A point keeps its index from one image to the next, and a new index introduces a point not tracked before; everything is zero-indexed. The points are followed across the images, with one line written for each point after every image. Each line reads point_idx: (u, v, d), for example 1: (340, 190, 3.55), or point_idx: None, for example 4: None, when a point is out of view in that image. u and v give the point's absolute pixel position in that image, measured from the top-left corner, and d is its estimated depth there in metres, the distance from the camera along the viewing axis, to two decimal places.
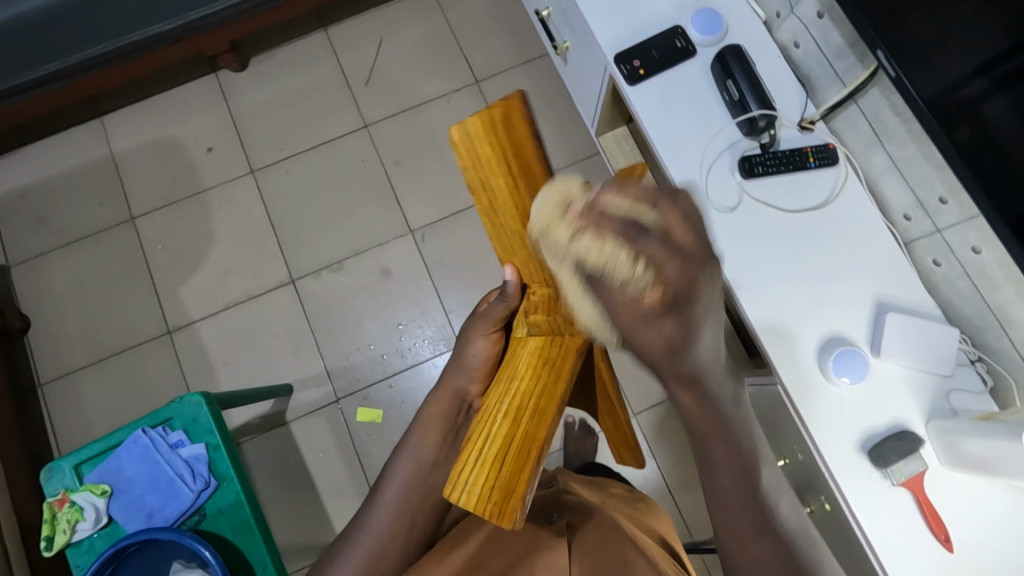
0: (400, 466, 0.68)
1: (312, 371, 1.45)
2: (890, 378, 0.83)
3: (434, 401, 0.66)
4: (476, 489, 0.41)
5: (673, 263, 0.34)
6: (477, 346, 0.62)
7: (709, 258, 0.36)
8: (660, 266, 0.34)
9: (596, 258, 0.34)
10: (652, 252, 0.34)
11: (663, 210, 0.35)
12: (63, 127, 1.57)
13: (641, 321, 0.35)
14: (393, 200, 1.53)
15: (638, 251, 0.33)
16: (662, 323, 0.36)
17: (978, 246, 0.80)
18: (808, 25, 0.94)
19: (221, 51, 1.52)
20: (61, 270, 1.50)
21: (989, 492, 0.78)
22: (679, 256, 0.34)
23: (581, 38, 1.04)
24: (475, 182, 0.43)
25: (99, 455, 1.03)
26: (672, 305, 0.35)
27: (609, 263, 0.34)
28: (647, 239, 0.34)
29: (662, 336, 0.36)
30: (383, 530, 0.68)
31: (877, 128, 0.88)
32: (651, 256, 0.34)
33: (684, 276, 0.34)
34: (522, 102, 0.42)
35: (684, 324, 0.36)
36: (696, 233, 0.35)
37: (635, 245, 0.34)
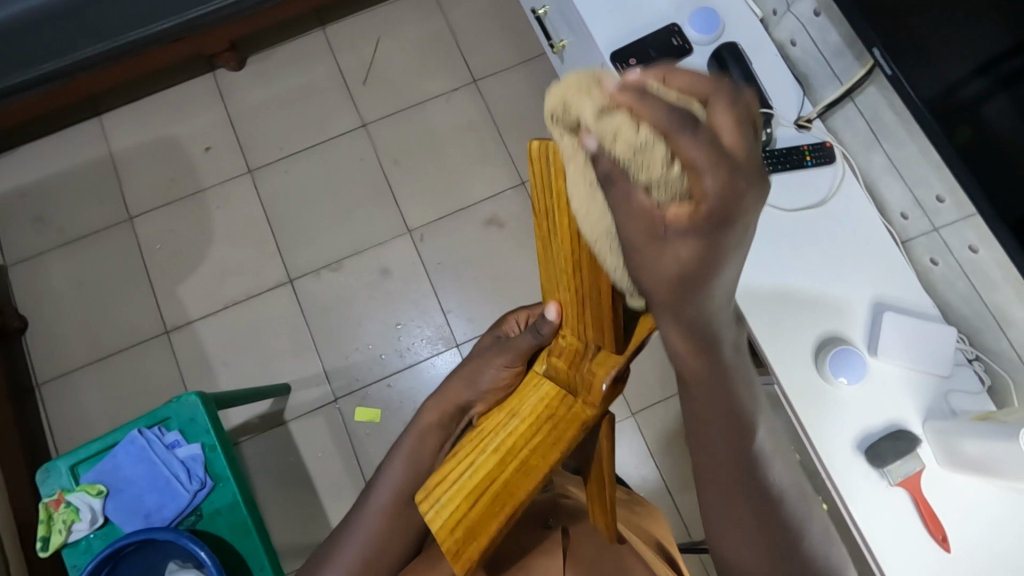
0: (394, 470, 0.67)
1: (310, 371, 1.45)
2: (887, 378, 0.82)
3: (432, 407, 0.68)
4: (443, 515, 0.41)
5: (711, 170, 0.32)
6: (492, 369, 0.61)
7: (756, 172, 0.34)
8: (695, 171, 0.32)
9: (620, 149, 0.32)
10: (688, 150, 0.32)
11: (712, 112, 0.33)
12: (62, 127, 1.57)
13: (655, 223, 0.33)
14: (392, 200, 1.53)
15: (671, 148, 0.32)
16: (673, 242, 0.34)
17: (976, 245, 0.79)
18: (805, 23, 0.93)
19: (220, 51, 1.52)
20: (59, 270, 1.50)
21: (986, 493, 0.78)
22: (716, 159, 0.32)
23: (579, 36, 1.04)
24: (542, 203, 0.38)
25: (96, 455, 1.03)
26: (700, 216, 0.33)
27: (644, 150, 0.32)
28: (688, 134, 0.32)
29: (676, 264, 0.34)
30: (374, 533, 0.66)
31: (875, 127, 0.88)
32: (687, 156, 0.32)
33: (722, 189, 0.32)
34: (618, 117, 0.37)
35: (704, 241, 0.34)
36: (748, 148, 0.33)
37: (673, 141, 0.32)
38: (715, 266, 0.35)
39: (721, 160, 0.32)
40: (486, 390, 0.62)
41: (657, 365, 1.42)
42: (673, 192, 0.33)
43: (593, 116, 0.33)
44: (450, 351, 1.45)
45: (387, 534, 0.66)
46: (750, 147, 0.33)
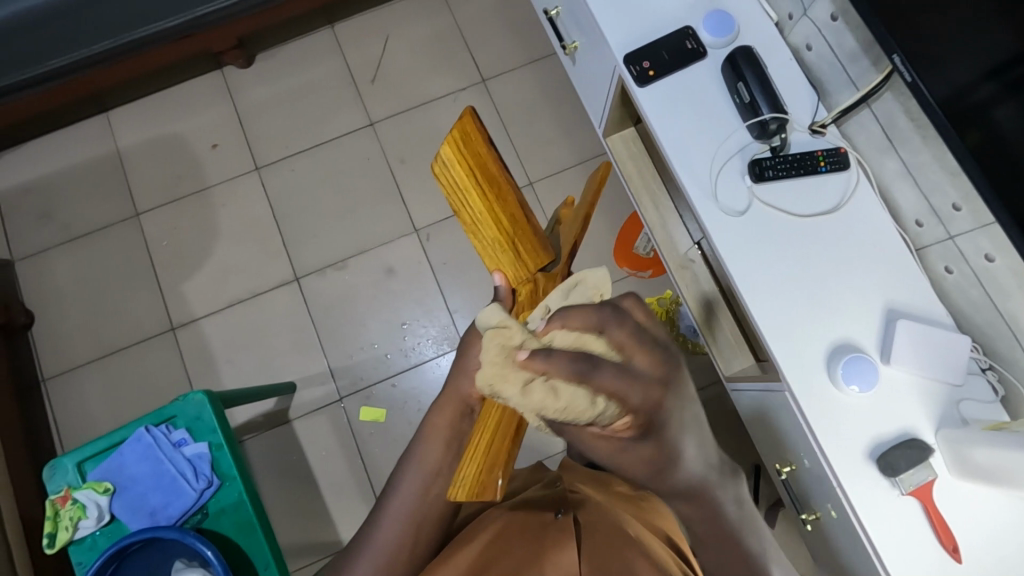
0: (408, 477, 0.62)
1: (315, 370, 1.45)
2: (899, 386, 0.82)
3: (439, 411, 0.59)
4: (460, 484, 0.43)
5: (635, 393, 0.35)
6: (481, 344, 0.55)
7: (666, 374, 0.37)
8: (620, 395, 0.34)
9: (556, 410, 0.33)
10: (609, 383, 0.33)
11: (613, 339, 0.36)
12: (68, 123, 1.56)
13: (603, 437, 0.37)
14: (398, 199, 1.53)
15: (595, 390, 0.33)
16: (614, 439, 0.38)
17: (992, 254, 0.79)
18: (821, 28, 0.92)
19: (228, 48, 1.52)
20: (65, 266, 1.50)
21: (999, 503, 0.77)
22: (631, 380, 0.34)
23: (590, 38, 1.03)
24: (461, 210, 0.40)
25: (102, 453, 1.02)
26: (632, 424, 0.37)
27: (572, 405, 0.32)
28: (602, 371, 0.33)
29: (626, 446, 0.38)
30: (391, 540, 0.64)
31: (890, 133, 0.87)
32: (612, 390, 0.34)
33: (644, 399, 0.35)
34: (472, 118, 0.38)
35: (643, 429, 0.37)
36: (653, 358, 0.36)
37: (590, 381, 0.33)
38: (654, 436, 0.39)
39: (637, 381, 0.35)
40: (475, 368, 0.55)
41: None
42: (609, 419, 0.34)
43: (519, 392, 0.33)
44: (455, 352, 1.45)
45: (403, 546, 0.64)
46: (652, 355, 0.37)
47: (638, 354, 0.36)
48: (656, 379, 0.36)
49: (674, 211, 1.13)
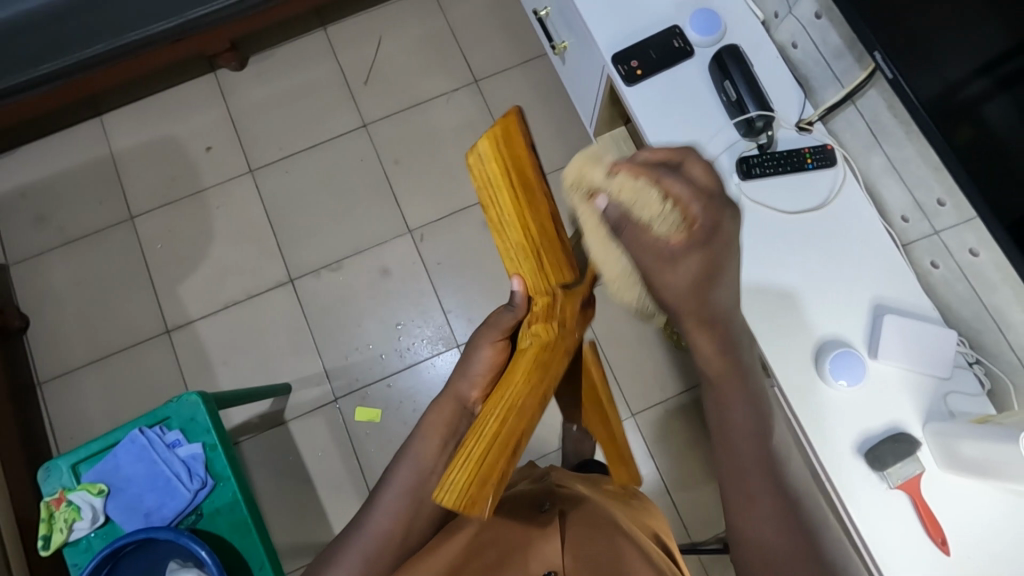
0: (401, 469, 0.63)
1: (310, 371, 1.45)
2: (886, 379, 0.82)
3: (437, 408, 0.62)
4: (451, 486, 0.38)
5: (698, 199, 0.45)
6: (481, 349, 0.59)
7: (725, 204, 0.48)
8: (682, 202, 0.45)
9: (628, 195, 0.43)
10: (674, 191, 0.44)
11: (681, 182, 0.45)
12: (62, 127, 1.57)
13: (667, 246, 0.44)
14: (392, 200, 1.53)
15: (662, 189, 0.44)
16: (686, 256, 0.46)
17: (976, 248, 0.79)
18: (805, 25, 0.93)
19: (221, 51, 1.52)
20: (60, 269, 1.50)
21: (987, 496, 0.78)
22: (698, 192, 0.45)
23: (579, 38, 1.04)
24: (487, 199, 0.43)
25: (96, 455, 1.03)
26: (694, 233, 0.45)
27: (644, 197, 0.43)
28: (675, 182, 0.45)
29: (688, 276, 0.46)
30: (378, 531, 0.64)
31: (875, 128, 0.87)
32: (675, 194, 0.44)
33: (706, 214, 0.46)
34: (519, 116, 0.41)
35: (707, 249, 0.47)
36: (709, 175, 0.48)
37: (663, 186, 0.44)
38: (716, 274, 0.49)
39: (707, 199, 0.46)
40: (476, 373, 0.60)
41: (657, 367, 1.42)
42: (674, 225, 0.44)
43: (603, 180, 0.43)
44: (450, 351, 1.45)
45: (393, 538, 0.64)
46: (709, 178, 0.48)
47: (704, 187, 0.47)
48: (712, 204, 0.46)
49: None
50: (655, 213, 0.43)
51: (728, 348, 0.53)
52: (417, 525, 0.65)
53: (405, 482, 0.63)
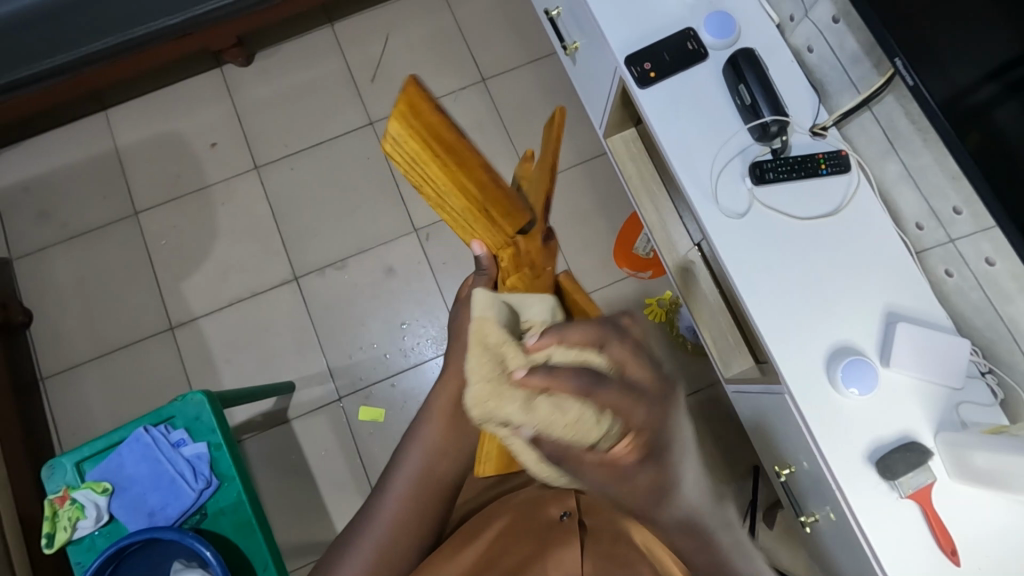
0: (411, 458, 0.69)
1: (314, 370, 1.45)
2: (898, 388, 0.82)
3: (441, 389, 0.69)
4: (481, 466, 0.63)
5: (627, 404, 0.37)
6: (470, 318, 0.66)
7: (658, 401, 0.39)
8: (619, 412, 0.37)
9: (561, 426, 0.36)
10: (610, 400, 0.37)
11: (612, 355, 0.40)
12: (67, 120, 1.56)
13: (614, 467, 0.37)
14: (397, 199, 1.52)
15: (597, 404, 0.36)
16: (638, 471, 0.38)
17: (992, 258, 0.79)
18: (822, 30, 0.92)
19: (227, 47, 1.51)
20: (64, 264, 1.50)
21: (999, 507, 0.77)
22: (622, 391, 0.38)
23: (591, 38, 1.03)
24: (417, 177, 0.48)
25: (100, 453, 1.02)
26: (645, 450, 0.38)
27: (579, 422, 0.35)
28: (603, 389, 0.37)
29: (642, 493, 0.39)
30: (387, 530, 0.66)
31: (891, 135, 0.87)
32: (609, 404, 0.37)
33: (648, 419, 0.38)
34: (418, 86, 0.45)
35: (650, 474, 0.38)
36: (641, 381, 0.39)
37: (593, 398, 0.36)
38: (670, 492, 0.40)
39: (638, 398, 0.38)
40: None
41: None
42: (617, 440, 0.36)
43: (523, 411, 0.37)
44: None
45: (404, 523, 0.67)
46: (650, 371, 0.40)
47: (629, 377, 0.39)
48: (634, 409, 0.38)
49: (673, 211, 1.13)
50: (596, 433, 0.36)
51: (705, 552, 0.46)
52: (429, 506, 0.68)
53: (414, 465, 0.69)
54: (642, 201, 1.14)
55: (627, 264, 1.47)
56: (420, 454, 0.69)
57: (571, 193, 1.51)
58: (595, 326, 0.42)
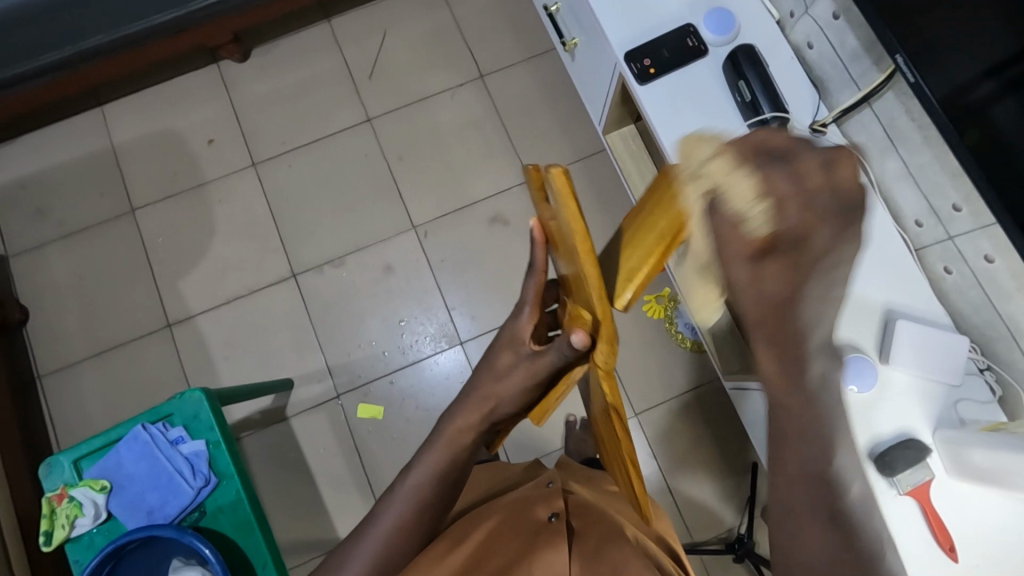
0: (428, 461, 0.64)
1: (312, 367, 1.44)
2: (896, 386, 0.82)
3: (467, 410, 0.63)
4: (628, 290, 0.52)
5: (794, 200, 0.48)
6: (524, 318, 0.61)
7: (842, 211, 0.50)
8: (779, 202, 0.48)
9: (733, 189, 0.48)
10: (779, 188, 0.48)
11: (774, 195, 0.48)
12: (63, 117, 1.55)
13: (742, 243, 0.48)
14: (396, 195, 1.52)
15: (762, 186, 0.48)
16: (750, 263, 0.48)
17: (991, 255, 0.78)
18: (823, 26, 0.92)
19: (224, 43, 1.51)
20: (60, 262, 1.49)
21: (997, 504, 0.77)
22: (779, 199, 0.48)
23: (590, 35, 1.03)
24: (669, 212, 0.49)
25: (98, 450, 1.02)
26: (770, 245, 0.48)
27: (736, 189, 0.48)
28: (779, 176, 0.49)
29: (781, 280, 0.47)
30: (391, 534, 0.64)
31: (891, 133, 0.87)
32: (780, 195, 0.48)
33: (797, 216, 0.48)
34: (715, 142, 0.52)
35: (785, 265, 0.48)
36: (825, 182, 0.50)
37: (767, 182, 0.48)
38: (802, 287, 0.48)
39: (804, 199, 0.49)
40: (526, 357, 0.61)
41: (660, 368, 1.41)
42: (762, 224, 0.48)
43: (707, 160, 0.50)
44: (453, 350, 1.44)
45: (406, 533, 0.65)
46: (831, 189, 0.50)
47: (813, 189, 0.49)
48: (815, 213, 0.49)
49: None
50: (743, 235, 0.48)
51: (804, 388, 0.49)
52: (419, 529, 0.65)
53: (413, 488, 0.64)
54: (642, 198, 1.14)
55: None
56: (424, 481, 0.64)
57: None
58: (786, 173, 0.49)
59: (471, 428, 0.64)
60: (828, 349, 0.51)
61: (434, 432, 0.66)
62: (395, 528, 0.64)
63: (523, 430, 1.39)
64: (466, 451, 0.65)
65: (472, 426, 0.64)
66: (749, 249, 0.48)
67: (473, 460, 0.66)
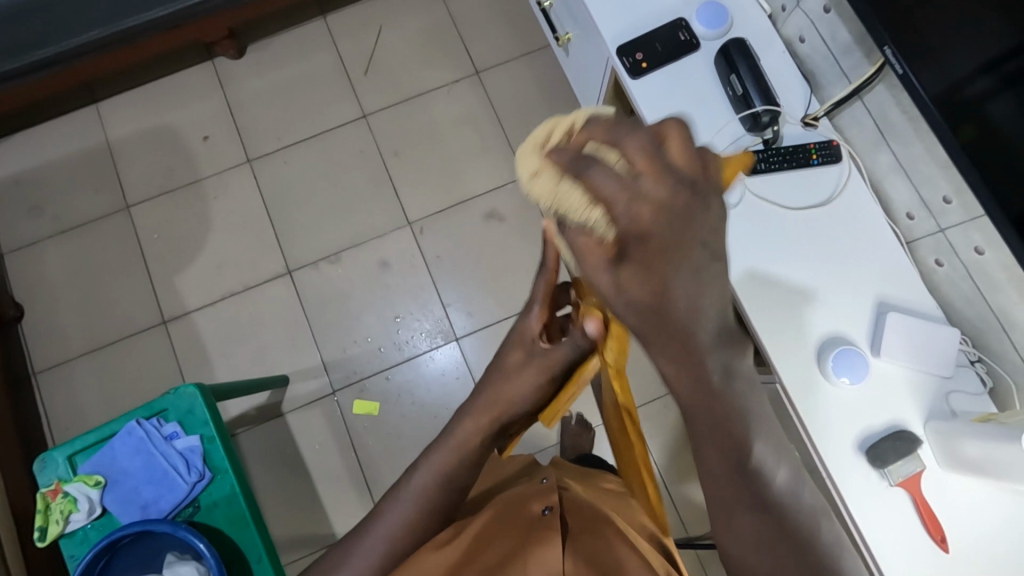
0: (431, 464, 0.73)
1: (308, 363, 1.44)
2: (887, 378, 0.82)
3: (474, 415, 0.72)
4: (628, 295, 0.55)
5: (624, 202, 0.39)
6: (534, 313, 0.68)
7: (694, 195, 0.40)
8: (607, 205, 0.39)
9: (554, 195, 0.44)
10: (600, 184, 0.40)
11: (629, 155, 0.41)
12: (58, 113, 1.55)
13: (594, 257, 0.41)
14: (392, 192, 1.52)
15: (586, 193, 0.41)
16: (609, 272, 0.41)
17: (982, 247, 0.79)
18: (814, 20, 0.92)
19: (219, 39, 1.51)
20: (55, 259, 1.49)
21: (988, 494, 0.78)
22: (633, 196, 0.39)
23: (584, 30, 1.03)
24: None
25: (93, 446, 1.02)
26: (621, 250, 0.40)
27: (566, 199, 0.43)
28: (595, 172, 0.40)
29: (645, 287, 0.40)
30: (396, 529, 0.72)
31: (882, 126, 0.87)
32: (602, 196, 0.40)
33: (629, 216, 0.39)
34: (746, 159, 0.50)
35: (642, 273, 0.40)
36: (666, 188, 0.39)
37: (585, 181, 0.41)
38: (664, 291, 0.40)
39: (632, 194, 0.39)
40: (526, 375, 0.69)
41: None
42: (601, 229, 0.41)
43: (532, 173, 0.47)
44: (449, 346, 1.45)
45: (414, 530, 0.72)
46: (665, 173, 0.40)
47: (640, 170, 0.40)
48: (673, 209, 0.39)
49: None
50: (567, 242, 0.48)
51: (694, 380, 0.45)
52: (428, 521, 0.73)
53: (420, 485, 0.73)
54: None
55: None
56: (429, 480, 0.73)
57: None
58: (637, 134, 0.42)
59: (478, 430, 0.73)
60: (731, 335, 0.45)
61: (445, 433, 0.74)
62: (405, 526, 0.72)
63: None
64: (474, 451, 0.73)
65: (479, 429, 0.72)
66: (597, 255, 0.41)
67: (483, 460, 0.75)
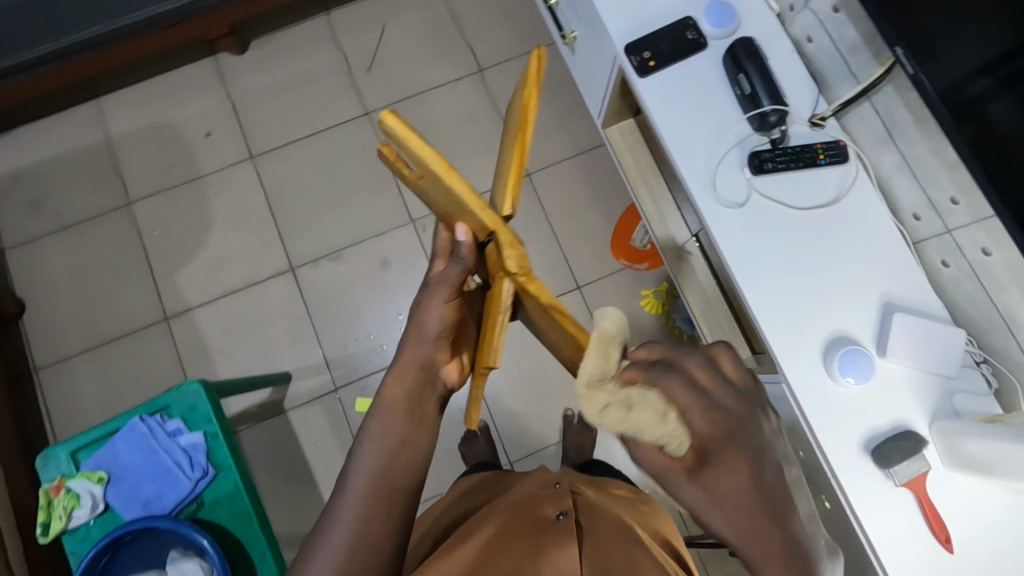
0: (367, 448, 0.62)
1: (310, 361, 1.44)
2: (892, 378, 0.82)
3: (395, 374, 0.66)
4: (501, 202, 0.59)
5: (698, 408, 0.49)
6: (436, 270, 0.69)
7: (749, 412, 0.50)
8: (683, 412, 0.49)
9: (631, 422, 0.50)
10: (680, 396, 0.49)
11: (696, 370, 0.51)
12: (60, 109, 1.54)
13: (676, 474, 0.50)
14: (395, 190, 1.52)
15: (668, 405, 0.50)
16: (691, 484, 0.49)
17: (988, 248, 0.82)
18: (823, 20, 0.94)
19: (222, 35, 1.50)
20: (57, 255, 1.49)
21: (991, 495, 0.78)
22: (704, 402, 0.49)
23: (589, 27, 1.03)
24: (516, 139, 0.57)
25: (96, 442, 1.02)
26: (699, 460, 0.49)
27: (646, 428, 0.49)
28: (672, 383, 0.49)
29: (731, 483, 0.48)
30: (350, 517, 0.58)
31: (890, 126, 0.89)
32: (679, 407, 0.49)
33: (705, 423, 0.49)
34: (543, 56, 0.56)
35: (727, 471, 0.48)
36: (732, 397, 0.50)
37: (664, 394, 0.50)
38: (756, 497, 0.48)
39: (707, 405, 0.49)
40: (434, 327, 0.65)
41: None
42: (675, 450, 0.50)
43: (599, 407, 0.51)
44: None
45: (374, 510, 0.59)
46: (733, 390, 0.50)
47: (708, 386, 0.50)
48: (728, 419, 0.49)
49: (672, 202, 1.14)
50: (657, 435, 0.49)
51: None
52: (395, 503, 0.60)
53: (369, 462, 0.61)
54: (640, 192, 1.14)
55: (623, 256, 1.46)
56: (375, 451, 0.61)
57: (567, 185, 1.51)
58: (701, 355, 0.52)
59: (403, 388, 0.65)
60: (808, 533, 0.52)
61: (375, 405, 0.64)
62: (359, 504, 0.59)
63: (520, 423, 1.39)
64: (410, 407, 0.64)
65: (405, 385, 0.65)
66: (678, 472, 0.50)
67: (424, 420, 0.65)
